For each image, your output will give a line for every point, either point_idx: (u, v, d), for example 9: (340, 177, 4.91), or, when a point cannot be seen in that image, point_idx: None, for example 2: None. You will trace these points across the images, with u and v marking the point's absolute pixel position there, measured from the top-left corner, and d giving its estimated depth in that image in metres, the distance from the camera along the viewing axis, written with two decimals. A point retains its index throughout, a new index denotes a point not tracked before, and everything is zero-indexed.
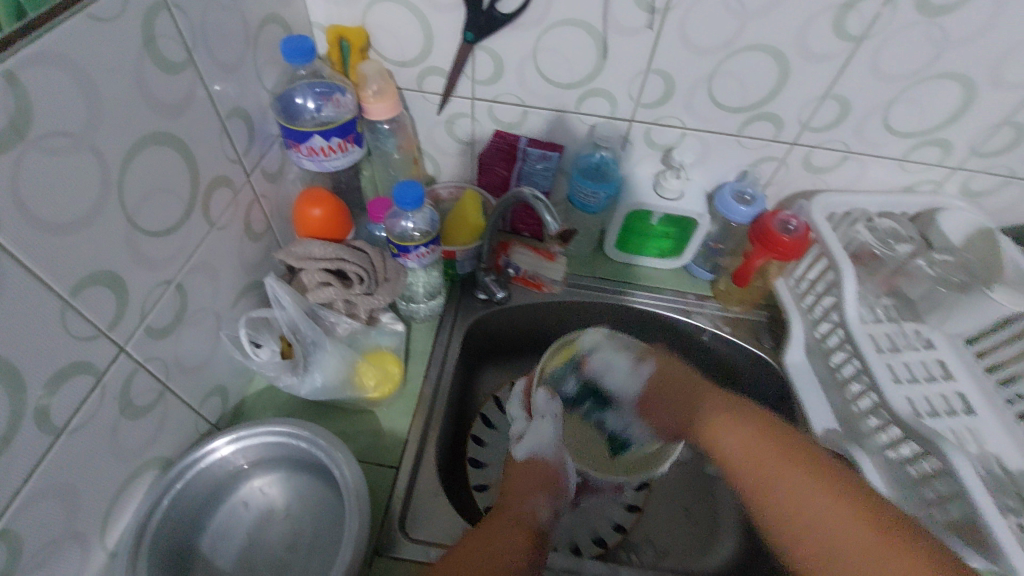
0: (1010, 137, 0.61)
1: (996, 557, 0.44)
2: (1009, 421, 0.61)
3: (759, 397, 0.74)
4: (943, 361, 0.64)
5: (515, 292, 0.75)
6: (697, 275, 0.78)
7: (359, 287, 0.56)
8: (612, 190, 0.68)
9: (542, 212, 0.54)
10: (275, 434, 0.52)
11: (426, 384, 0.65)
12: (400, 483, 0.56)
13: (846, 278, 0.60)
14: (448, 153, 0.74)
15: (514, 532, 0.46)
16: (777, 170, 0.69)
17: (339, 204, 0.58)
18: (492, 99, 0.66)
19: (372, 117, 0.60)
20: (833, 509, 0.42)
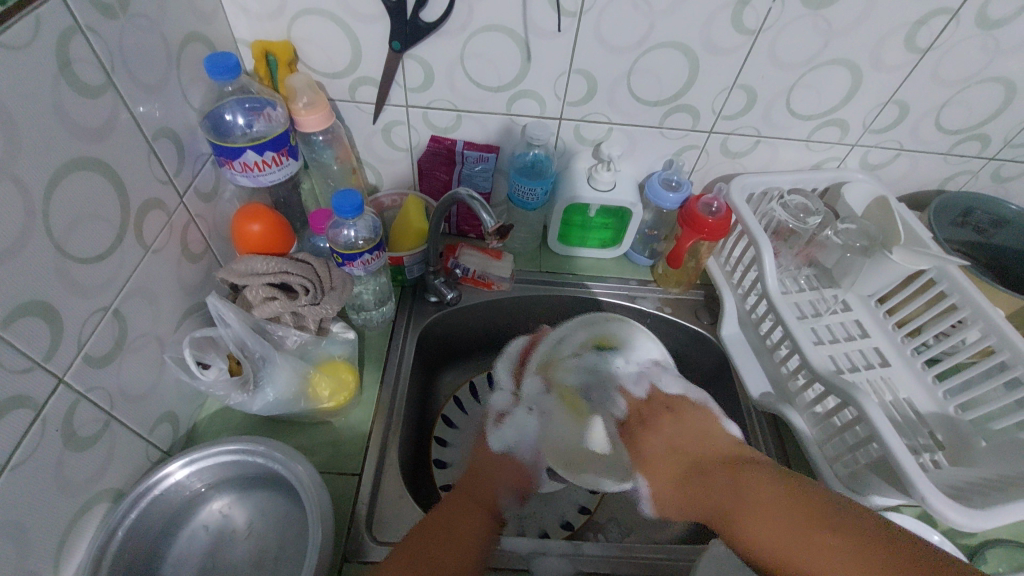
0: (895, 114, 0.68)
1: (910, 489, 0.49)
2: (917, 368, 0.67)
3: (702, 371, 0.79)
4: (859, 321, 0.71)
5: (465, 293, 0.77)
6: (638, 262, 0.82)
7: (305, 298, 0.57)
8: (549, 186, 0.71)
9: (479, 211, 0.56)
10: (231, 452, 0.52)
11: (383, 390, 0.65)
12: (364, 489, 0.57)
13: (765, 251, 0.65)
14: (387, 162, 0.76)
15: (482, 519, 0.49)
16: (699, 157, 0.74)
17: (277, 218, 0.58)
18: (425, 106, 0.68)
19: (306, 130, 0.60)
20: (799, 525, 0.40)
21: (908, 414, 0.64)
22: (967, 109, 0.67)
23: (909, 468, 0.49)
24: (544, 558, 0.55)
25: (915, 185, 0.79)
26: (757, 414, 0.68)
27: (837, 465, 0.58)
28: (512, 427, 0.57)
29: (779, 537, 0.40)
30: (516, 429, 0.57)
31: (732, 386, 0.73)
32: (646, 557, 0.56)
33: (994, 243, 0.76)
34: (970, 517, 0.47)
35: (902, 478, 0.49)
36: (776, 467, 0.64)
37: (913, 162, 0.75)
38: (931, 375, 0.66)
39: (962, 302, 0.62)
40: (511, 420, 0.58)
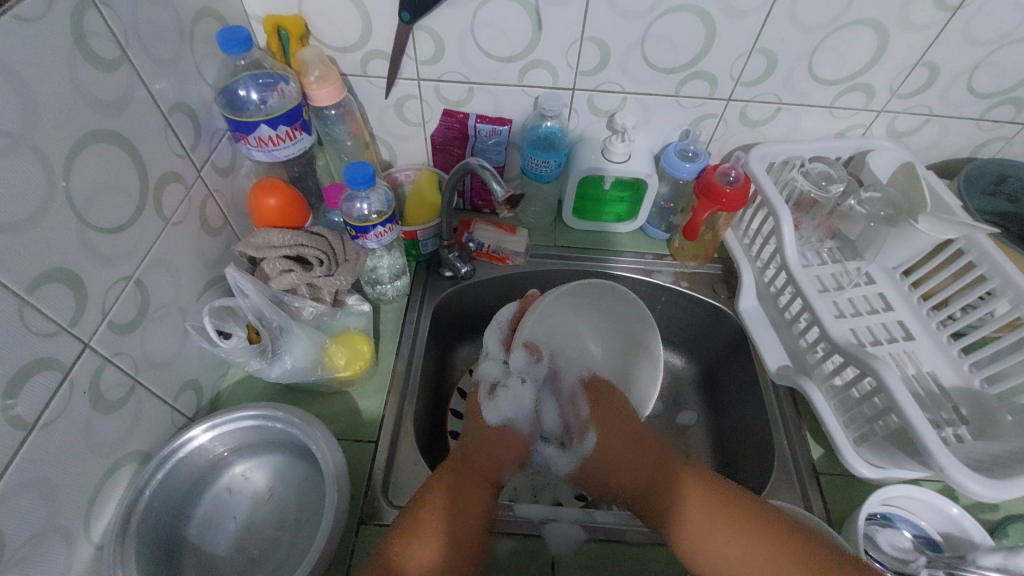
0: (924, 77, 0.65)
1: (926, 457, 0.48)
2: (943, 342, 0.65)
3: (719, 346, 0.78)
4: (883, 294, 0.70)
5: (480, 268, 0.77)
6: (654, 236, 0.81)
7: (320, 269, 0.58)
8: (562, 159, 0.70)
9: (490, 181, 0.56)
10: (249, 418, 0.54)
11: (398, 361, 0.67)
12: (380, 455, 0.59)
13: (784, 221, 0.63)
14: (401, 137, 0.76)
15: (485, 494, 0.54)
16: (717, 127, 0.73)
17: (293, 192, 0.59)
18: (437, 78, 0.67)
19: (318, 104, 0.60)
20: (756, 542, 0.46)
21: (931, 387, 0.63)
22: (1002, 70, 0.64)
23: (927, 438, 0.48)
24: (556, 523, 0.56)
25: (946, 153, 0.75)
26: (774, 387, 0.67)
27: (855, 437, 0.57)
28: (509, 400, 0.61)
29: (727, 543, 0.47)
30: (513, 400, 0.61)
31: (749, 359, 0.72)
32: (658, 525, 0.56)
33: None
34: (988, 487, 0.46)
35: (919, 446, 0.48)
36: (794, 439, 0.63)
37: (943, 128, 0.71)
38: (957, 348, 0.64)
39: (991, 273, 0.60)
40: (506, 393, 0.61)
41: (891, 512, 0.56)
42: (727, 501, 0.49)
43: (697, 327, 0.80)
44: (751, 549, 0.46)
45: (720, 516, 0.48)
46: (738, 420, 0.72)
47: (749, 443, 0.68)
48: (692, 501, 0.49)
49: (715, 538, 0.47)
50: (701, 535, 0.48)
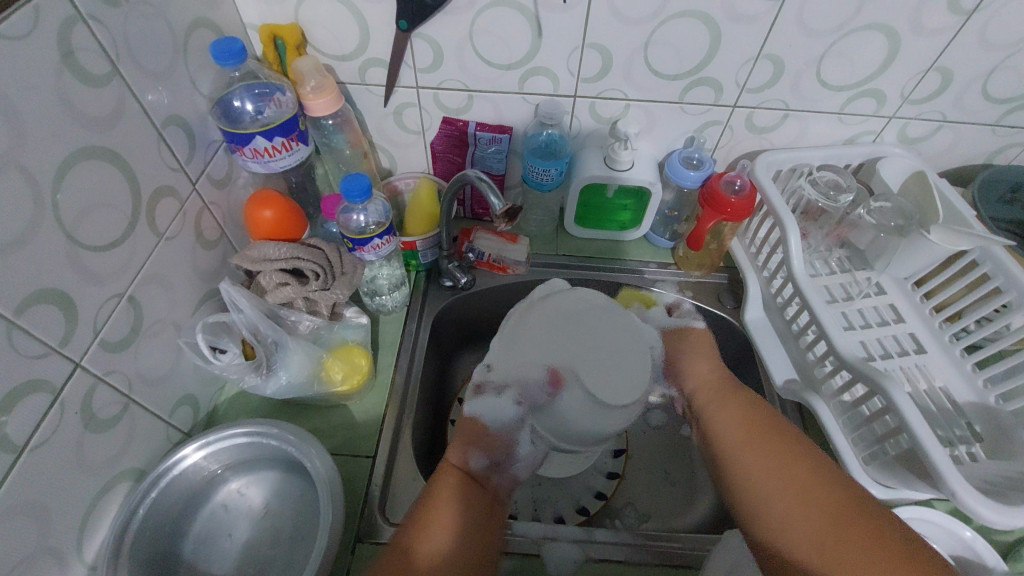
0: (937, 83, 0.63)
1: (936, 480, 0.46)
2: (957, 356, 0.63)
3: (724, 357, 0.77)
4: (894, 305, 0.68)
5: (480, 277, 0.76)
6: (658, 244, 0.79)
7: (316, 283, 0.57)
8: (563, 166, 0.69)
9: (487, 193, 0.55)
10: (243, 435, 0.53)
11: (397, 374, 0.66)
12: (377, 471, 0.58)
13: (790, 232, 0.62)
14: (400, 145, 0.75)
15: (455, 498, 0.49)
16: (722, 134, 0.71)
17: (289, 204, 0.58)
18: (435, 86, 0.66)
19: (314, 114, 0.60)
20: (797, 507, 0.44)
21: (944, 403, 0.61)
22: (1019, 75, 0.62)
23: (938, 460, 0.46)
24: (555, 543, 0.55)
25: (959, 159, 0.73)
26: (781, 402, 0.66)
27: (865, 456, 0.55)
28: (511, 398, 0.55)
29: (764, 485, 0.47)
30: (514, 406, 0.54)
31: (755, 372, 0.70)
32: (659, 545, 0.55)
33: None
34: (1001, 513, 0.45)
35: (929, 466, 0.47)
36: None
37: (957, 134, 0.69)
38: (971, 362, 0.62)
39: (1007, 285, 0.58)
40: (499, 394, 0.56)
41: None
42: (793, 470, 0.46)
43: None
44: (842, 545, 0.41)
45: (819, 508, 0.43)
46: None
47: None
48: (757, 475, 0.47)
49: (793, 519, 0.44)
50: (785, 522, 0.44)
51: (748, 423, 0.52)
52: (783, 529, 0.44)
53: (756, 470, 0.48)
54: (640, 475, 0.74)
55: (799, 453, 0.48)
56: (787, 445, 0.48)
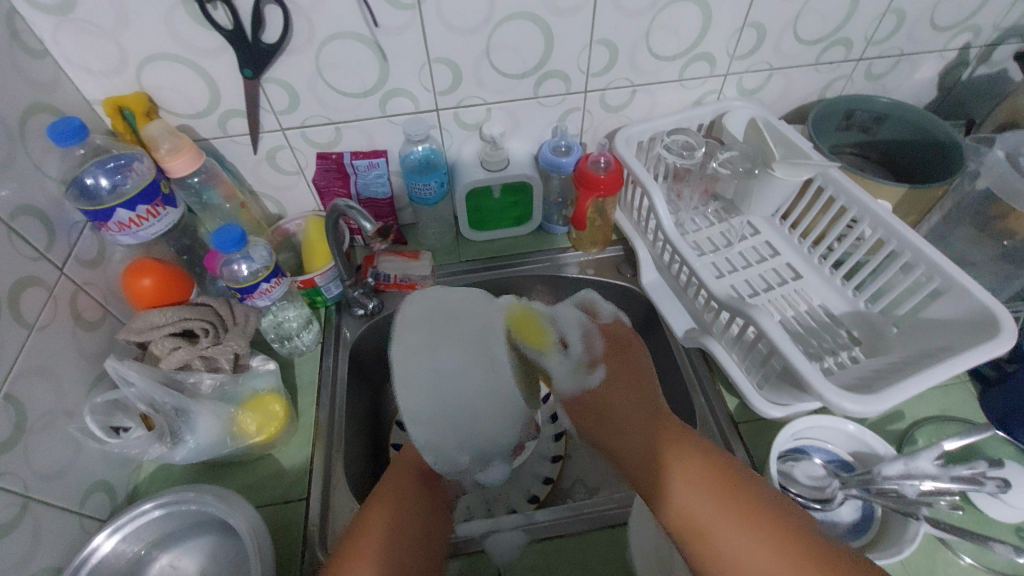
0: (754, 38, 0.70)
1: (810, 389, 0.50)
2: (827, 275, 0.70)
3: (633, 321, 0.81)
4: (768, 242, 0.74)
5: (389, 299, 0.77)
6: (555, 232, 0.83)
7: (207, 339, 0.58)
8: (442, 178, 0.72)
9: (358, 218, 0.56)
10: (160, 508, 0.52)
11: (319, 412, 0.66)
12: (313, 508, 0.58)
13: (654, 193, 0.66)
14: (282, 189, 0.75)
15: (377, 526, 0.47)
16: (583, 118, 0.76)
17: (167, 268, 0.58)
18: (300, 125, 0.68)
19: (178, 175, 0.61)
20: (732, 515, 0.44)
21: (823, 318, 0.68)
22: (821, 16, 0.69)
23: (805, 370, 0.51)
24: (499, 533, 0.56)
25: (798, 100, 0.81)
26: (686, 351, 0.71)
27: (758, 381, 0.60)
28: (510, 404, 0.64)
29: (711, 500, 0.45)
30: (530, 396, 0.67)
31: (662, 330, 0.75)
32: (597, 510, 0.57)
33: (880, 139, 0.79)
34: (864, 404, 0.49)
35: (801, 378, 0.51)
36: (711, 397, 0.66)
37: (787, 79, 0.77)
38: (840, 276, 0.69)
39: (849, 202, 0.65)
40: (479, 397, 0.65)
41: (803, 445, 0.59)
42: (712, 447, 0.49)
43: (612, 310, 0.83)
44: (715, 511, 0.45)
45: (713, 485, 0.46)
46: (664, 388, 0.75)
47: (676, 411, 0.71)
48: (682, 474, 0.47)
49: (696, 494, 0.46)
50: (691, 512, 0.45)
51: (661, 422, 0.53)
52: (691, 513, 0.45)
53: (661, 448, 0.50)
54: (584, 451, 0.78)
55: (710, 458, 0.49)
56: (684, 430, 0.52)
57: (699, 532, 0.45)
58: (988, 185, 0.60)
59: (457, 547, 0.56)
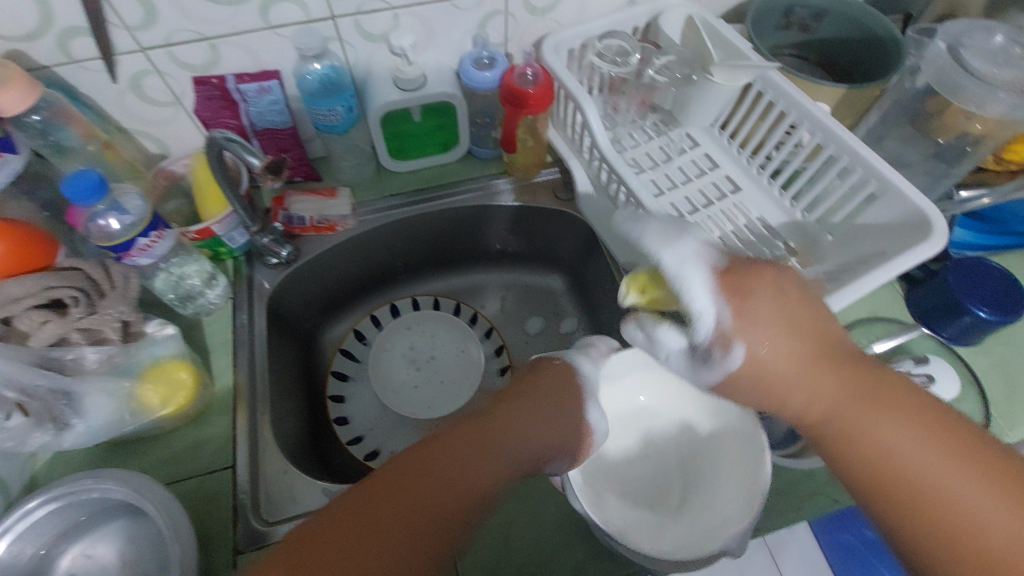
0: None
1: None
2: (766, 186, 0.68)
3: (574, 249, 0.78)
4: (707, 154, 0.71)
5: (308, 243, 0.69)
6: (483, 157, 0.76)
7: (81, 309, 0.49)
8: (351, 100, 0.63)
9: (243, 152, 0.48)
10: (56, 501, 0.46)
11: (238, 373, 0.60)
12: (242, 477, 0.54)
13: (587, 107, 0.61)
14: (160, 124, 0.64)
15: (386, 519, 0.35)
16: (506, 24, 0.67)
17: (18, 227, 0.48)
18: (164, 43, 0.56)
19: (13, 113, 0.49)
20: (963, 476, 0.34)
21: (762, 231, 0.66)
22: None
23: None
24: None
25: None
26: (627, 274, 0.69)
27: None
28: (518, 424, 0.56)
29: (925, 463, 0.35)
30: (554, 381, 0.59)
31: (604, 254, 0.72)
32: None
33: (819, 38, 0.75)
34: None
35: None
36: None
37: None
38: (778, 187, 0.67)
39: (788, 106, 0.62)
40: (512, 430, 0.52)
41: None
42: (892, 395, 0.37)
43: (552, 240, 0.79)
44: (888, 413, 0.36)
45: (927, 438, 0.35)
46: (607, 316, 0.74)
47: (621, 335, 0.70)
48: (866, 419, 0.37)
49: (920, 465, 0.35)
50: (901, 462, 0.35)
51: (810, 314, 0.40)
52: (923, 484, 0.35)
53: (833, 393, 0.38)
54: None
55: (859, 358, 0.39)
56: (830, 338, 0.39)
57: (871, 458, 0.36)
58: (928, 80, 0.58)
59: None
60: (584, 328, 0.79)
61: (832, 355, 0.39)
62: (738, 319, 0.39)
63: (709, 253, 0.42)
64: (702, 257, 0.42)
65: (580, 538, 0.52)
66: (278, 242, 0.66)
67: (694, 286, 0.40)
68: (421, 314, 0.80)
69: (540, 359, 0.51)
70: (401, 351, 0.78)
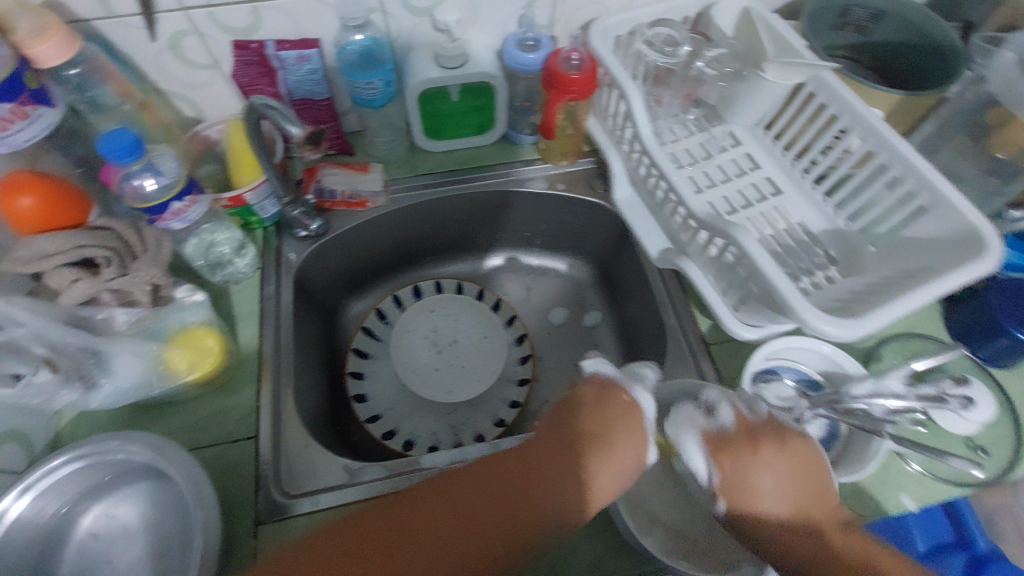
0: None
1: (790, 313, 0.48)
2: (809, 191, 0.66)
3: (604, 241, 0.77)
4: (750, 154, 0.69)
5: (337, 218, 0.69)
6: (520, 141, 0.75)
7: (111, 270, 0.48)
8: (390, 75, 0.61)
9: (284, 122, 0.47)
10: (84, 458, 0.46)
11: (264, 344, 0.59)
12: (264, 448, 0.53)
13: (634, 97, 0.59)
14: (196, 86, 0.63)
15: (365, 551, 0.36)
16: (554, 5, 0.65)
17: (53, 184, 0.48)
18: (206, 3, 0.54)
19: (46, 66, 0.48)
20: None
21: (802, 237, 0.64)
22: None
23: (788, 294, 0.47)
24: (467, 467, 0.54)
25: None
26: (660, 272, 0.67)
27: (736, 302, 0.58)
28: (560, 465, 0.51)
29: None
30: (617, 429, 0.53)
31: (635, 249, 0.71)
32: None
33: (874, 40, 0.72)
34: (846, 328, 0.46)
35: (784, 304, 0.48)
36: (682, 318, 0.64)
37: None
38: (822, 192, 0.65)
39: (841, 110, 0.60)
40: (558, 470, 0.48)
41: (775, 366, 0.58)
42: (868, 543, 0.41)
43: (582, 231, 0.78)
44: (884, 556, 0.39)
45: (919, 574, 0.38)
46: (634, 313, 0.73)
47: (647, 331, 0.69)
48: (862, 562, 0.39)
49: None
50: None
51: (813, 466, 0.42)
52: None
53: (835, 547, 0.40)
54: (550, 376, 0.76)
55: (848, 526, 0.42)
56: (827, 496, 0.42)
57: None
58: (993, 89, 0.55)
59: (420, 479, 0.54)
60: (608, 322, 0.78)
61: (800, 501, 0.42)
62: (732, 485, 0.41)
63: (715, 412, 0.44)
64: (709, 423, 0.43)
65: (602, 534, 0.51)
66: (309, 215, 0.65)
67: (691, 451, 0.42)
68: (445, 300, 0.78)
69: (612, 386, 0.44)
70: (423, 334, 0.77)
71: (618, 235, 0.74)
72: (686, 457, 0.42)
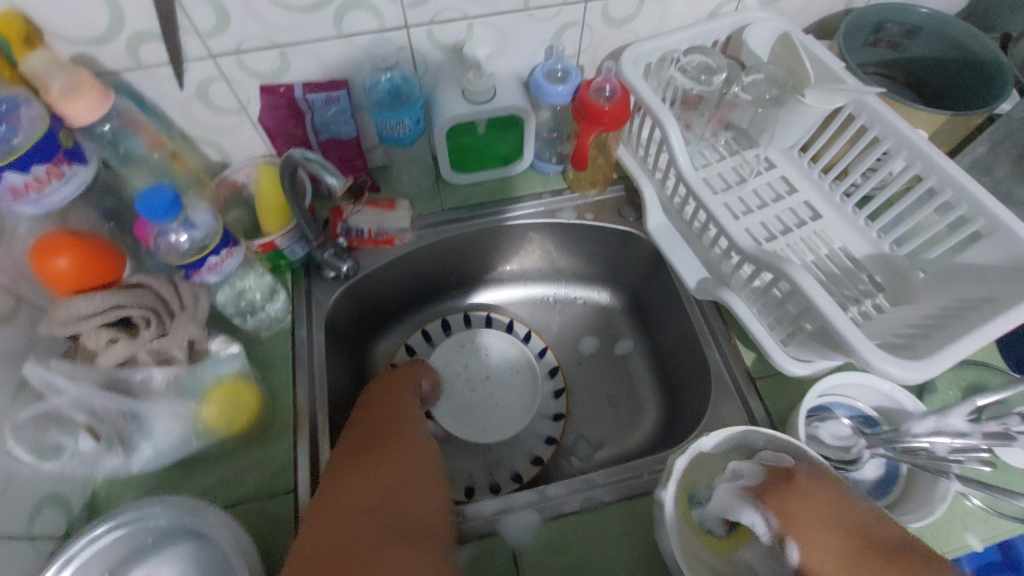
0: None
1: (851, 353, 0.46)
2: (850, 215, 0.64)
3: (635, 268, 0.75)
4: (785, 177, 0.67)
5: (365, 257, 0.68)
6: (546, 171, 0.73)
7: (151, 329, 0.47)
8: (419, 113, 0.60)
9: (323, 174, 0.46)
10: (125, 524, 0.45)
11: (299, 391, 0.58)
12: (304, 504, 0.52)
13: (670, 127, 0.57)
14: (222, 130, 0.62)
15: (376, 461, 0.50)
16: (581, 35, 0.64)
17: (89, 242, 0.47)
18: (235, 51, 0.54)
19: (82, 124, 0.48)
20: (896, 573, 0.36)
21: (845, 263, 0.62)
22: None
23: (849, 333, 0.46)
24: (511, 516, 0.53)
25: (823, 9, 0.70)
26: (698, 302, 0.65)
27: (785, 336, 0.56)
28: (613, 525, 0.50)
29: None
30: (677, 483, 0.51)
31: (669, 278, 0.69)
32: (614, 480, 0.54)
33: (908, 56, 0.71)
34: (912, 368, 0.45)
35: (843, 343, 0.46)
36: (724, 350, 0.62)
37: None
38: (863, 216, 0.63)
39: (884, 133, 0.58)
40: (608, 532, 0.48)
41: (829, 403, 0.56)
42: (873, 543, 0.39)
43: (611, 259, 0.76)
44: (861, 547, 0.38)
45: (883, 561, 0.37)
46: (669, 342, 0.71)
47: (685, 362, 0.67)
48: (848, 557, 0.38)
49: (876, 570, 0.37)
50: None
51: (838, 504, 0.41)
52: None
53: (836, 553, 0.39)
54: (584, 408, 0.74)
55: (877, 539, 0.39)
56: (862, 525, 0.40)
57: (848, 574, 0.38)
58: None
59: (468, 528, 0.52)
60: (641, 351, 0.76)
61: (842, 528, 0.39)
62: (778, 521, 0.41)
63: (740, 473, 0.46)
64: (739, 480, 0.46)
65: None
66: (338, 257, 0.64)
67: (743, 509, 0.43)
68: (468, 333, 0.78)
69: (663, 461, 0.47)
70: (451, 369, 0.75)
71: (650, 264, 0.72)
72: (741, 518, 0.44)
